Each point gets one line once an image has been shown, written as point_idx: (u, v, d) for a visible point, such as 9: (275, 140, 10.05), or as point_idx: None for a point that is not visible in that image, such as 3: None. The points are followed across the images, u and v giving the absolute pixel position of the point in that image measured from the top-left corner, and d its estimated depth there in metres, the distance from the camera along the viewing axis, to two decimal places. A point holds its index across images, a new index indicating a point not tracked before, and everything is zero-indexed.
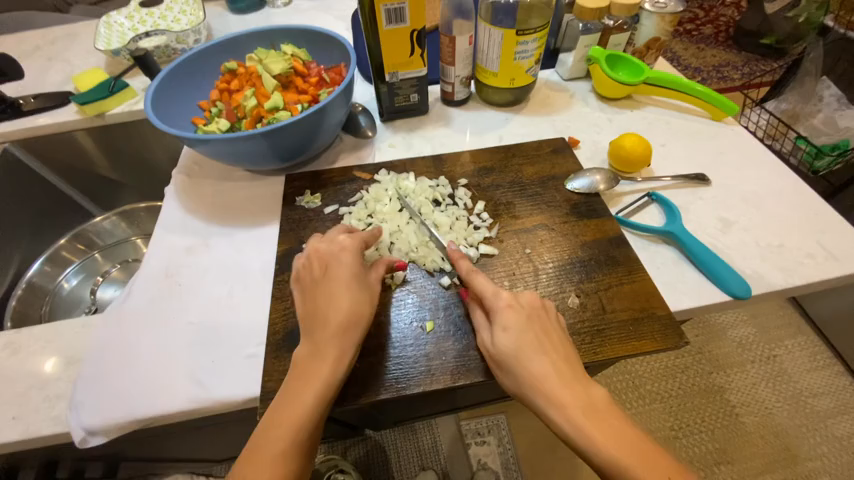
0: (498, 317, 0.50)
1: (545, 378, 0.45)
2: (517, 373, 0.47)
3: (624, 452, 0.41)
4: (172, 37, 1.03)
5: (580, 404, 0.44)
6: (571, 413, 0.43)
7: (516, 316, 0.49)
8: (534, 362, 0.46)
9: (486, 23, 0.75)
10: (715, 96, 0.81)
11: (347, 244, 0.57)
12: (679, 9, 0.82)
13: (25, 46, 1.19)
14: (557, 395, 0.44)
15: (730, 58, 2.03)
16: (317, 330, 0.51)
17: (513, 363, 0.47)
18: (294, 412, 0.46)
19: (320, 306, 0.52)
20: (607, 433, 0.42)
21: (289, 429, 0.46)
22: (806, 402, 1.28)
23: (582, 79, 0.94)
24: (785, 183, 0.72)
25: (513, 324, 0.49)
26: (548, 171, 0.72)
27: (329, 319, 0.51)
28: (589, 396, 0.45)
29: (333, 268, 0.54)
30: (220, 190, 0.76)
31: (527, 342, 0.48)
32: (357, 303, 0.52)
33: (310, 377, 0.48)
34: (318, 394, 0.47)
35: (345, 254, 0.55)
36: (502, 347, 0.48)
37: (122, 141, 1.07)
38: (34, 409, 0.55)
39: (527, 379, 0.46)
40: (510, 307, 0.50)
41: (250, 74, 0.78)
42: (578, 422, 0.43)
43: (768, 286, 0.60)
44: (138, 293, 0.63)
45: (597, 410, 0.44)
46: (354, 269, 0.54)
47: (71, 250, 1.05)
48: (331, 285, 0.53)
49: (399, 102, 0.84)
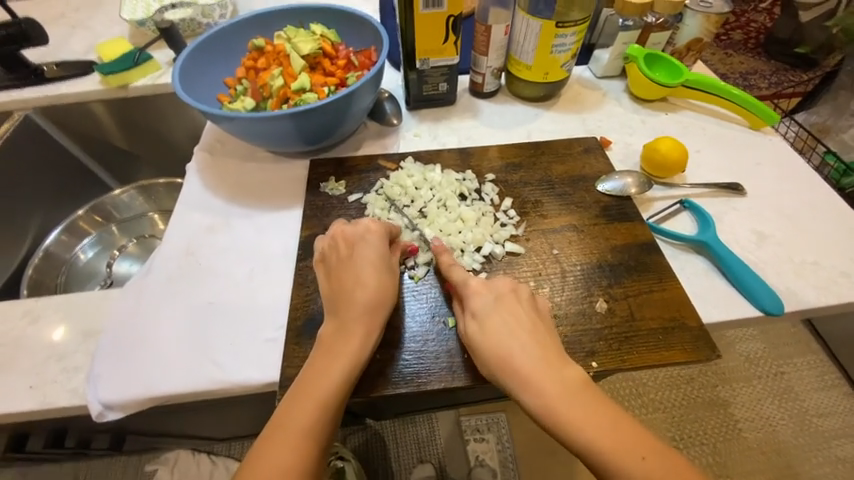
0: (468, 304, 0.51)
1: (513, 362, 0.46)
2: (485, 359, 0.47)
3: (591, 427, 0.42)
4: (198, 11, 1.01)
5: (546, 383, 0.44)
6: (538, 393, 0.44)
7: (485, 302, 0.50)
8: (502, 346, 0.47)
9: (523, 13, 0.72)
10: (755, 103, 0.78)
11: (373, 227, 0.56)
12: (725, 10, 0.79)
13: (49, 12, 1.18)
14: (525, 378, 0.45)
15: (759, 66, 1.98)
16: (343, 309, 0.51)
17: (482, 350, 0.48)
18: (319, 387, 0.46)
19: (346, 285, 0.52)
20: (575, 409, 0.43)
21: (314, 403, 0.45)
22: (811, 421, 1.26)
23: (616, 78, 0.91)
24: (824, 199, 0.69)
25: (482, 311, 0.49)
26: (578, 171, 0.70)
27: (356, 299, 0.51)
28: (560, 376, 0.45)
29: (360, 249, 0.54)
30: (242, 171, 0.75)
31: (494, 328, 0.48)
32: (383, 286, 0.53)
33: (337, 352, 0.48)
34: (346, 370, 0.47)
35: (372, 237, 0.55)
36: (472, 335, 0.49)
37: (143, 115, 1.06)
38: (52, 380, 0.55)
39: (495, 362, 0.46)
40: (479, 294, 0.51)
41: (277, 53, 0.76)
42: (547, 403, 0.43)
43: (801, 304, 0.57)
44: (158, 269, 0.62)
45: (566, 389, 0.44)
46: (380, 252, 0.55)
47: (88, 222, 1.03)
48: (358, 265, 0.53)
49: (427, 91, 0.82)
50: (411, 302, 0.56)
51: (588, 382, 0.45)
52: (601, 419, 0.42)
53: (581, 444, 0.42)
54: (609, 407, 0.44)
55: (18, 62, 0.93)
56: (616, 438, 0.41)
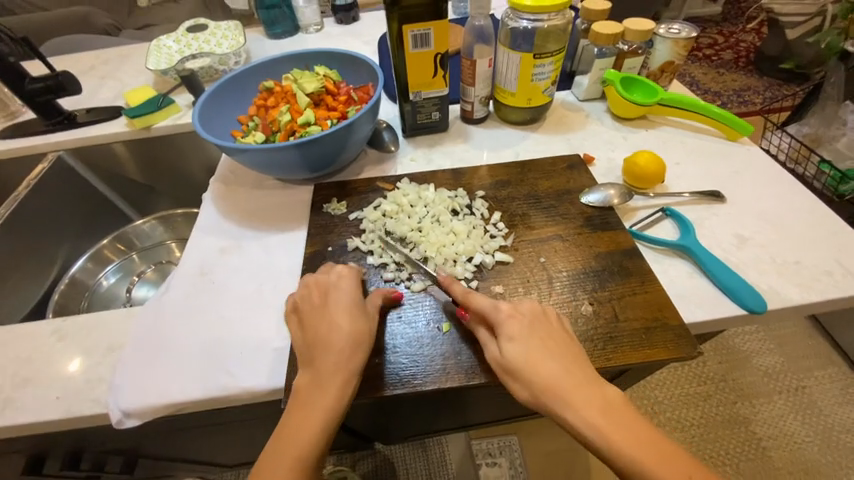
0: (503, 329, 0.51)
1: (557, 383, 0.47)
2: (529, 382, 0.48)
3: (641, 448, 0.43)
4: (216, 59, 1.13)
5: (592, 404, 0.46)
6: (585, 414, 0.45)
7: (521, 325, 0.51)
8: (546, 368, 0.48)
9: (505, 48, 0.80)
10: (728, 116, 0.83)
11: (345, 273, 0.60)
12: (692, 35, 0.86)
13: (83, 65, 1.32)
14: (572, 398, 0.46)
15: (750, 83, 2.06)
16: (319, 358, 0.52)
17: (524, 373, 0.48)
18: (300, 437, 0.48)
19: (321, 333, 0.54)
20: (624, 429, 0.44)
21: (294, 456, 0.48)
22: (838, 438, 1.22)
23: (598, 100, 0.97)
24: (802, 202, 0.73)
25: (519, 335, 0.50)
26: (564, 185, 0.75)
27: (331, 347, 0.52)
28: (602, 395, 0.47)
29: (332, 296, 0.57)
30: (253, 197, 0.82)
31: (534, 350, 0.49)
32: (358, 332, 0.54)
33: (310, 410, 0.49)
34: (319, 428, 0.49)
35: (344, 282, 0.59)
36: (513, 359, 0.49)
37: (163, 152, 1.15)
38: (76, 391, 0.59)
39: (539, 387, 0.47)
40: (511, 318, 0.52)
41: (285, 92, 0.85)
42: (595, 424, 0.45)
43: (783, 302, 0.60)
44: (175, 288, 0.68)
45: (611, 408, 0.46)
46: (352, 299, 0.56)
47: (112, 250, 1.11)
48: (331, 312, 0.55)
49: (421, 119, 0.89)
50: (408, 310, 0.59)
51: (626, 400, 0.47)
52: (646, 434, 0.44)
53: (632, 465, 0.43)
54: (646, 422, 0.46)
55: (54, 109, 1.04)
56: (662, 455, 0.43)
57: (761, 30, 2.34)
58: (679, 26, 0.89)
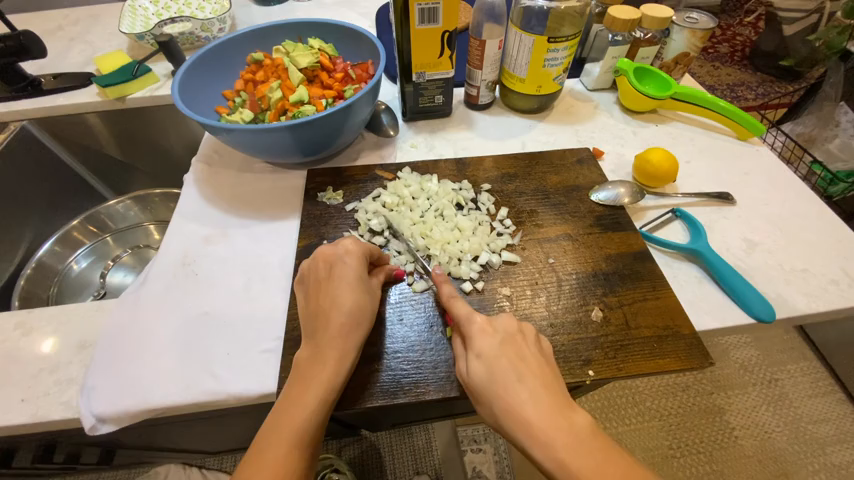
0: (472, 344, 0.48)
1: (520, 409, 0.43)
2: (492, 405, 0.44)
3: None
4: (197, 25, 1.03)
5: (558, 435, 0.41)
6: (548, 444, 0.41)
7: (491, 342, 0.47)
8: (511, 391, 0.44)
9: (517, 28, 0.75)
10: (742, 115, 0.81)
11: (353, 248, 0.55)
12: (710, 26, 0.82)
13: (47, 24, 1.19)
14: (535, 428, 0.42)
15: (745, 78, 2.04)
16: (319, 333, 0.50)
17: (487, 395, 0.45)
18: (298, 414, 0.45)
19: (322, 308, 0.51)
20: (593, 466, 0.40)
21: (289, 437, 0.44)
22: (805, 428, 1.27)
23: (607, 91, 0.93)
24: (810, 207, 0.71)
25: (487, 352, 0.46)
26: (572, 181, 0.71)
27: (331, 320, 0.50)
28: (570, 426, 0.42)
29: (338, 270, 0.53)
30: (240, 181, 0.76)
31: (501, 372, 0.45)
32: (360, 309, 0.51)
33: (309, 383, 0.47)
34: (317, 400, 0.46)
35: (351, 258, 0.54)
36: (478, 379, 0.46)
37: (140, 126, 1.06)
38: (44, 393, 0.54)
39: (501, 409, 0.43)
40: (483, 333, 0.48)
41: (276, 66, 0.78)
42: (558, 457, 0.40)
43: (792, 311, 0.58)
44: (155, 279, 0.62)
45: (580, 441, 0.41)
46: (359, 273, 0.53)
47: (82, 231, 1.02)
48: (335, 285, 0.52)
49: (423, 103, 0.83)
50: (410, 312, 0.56)
51: (600, 434, 0.42)
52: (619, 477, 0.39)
53: None
54: (620, 460, 0.40)
55: (16, 74, 0.94)
56: None
57: (758, 24, 2.31)
58: (697, 15, 0.85)
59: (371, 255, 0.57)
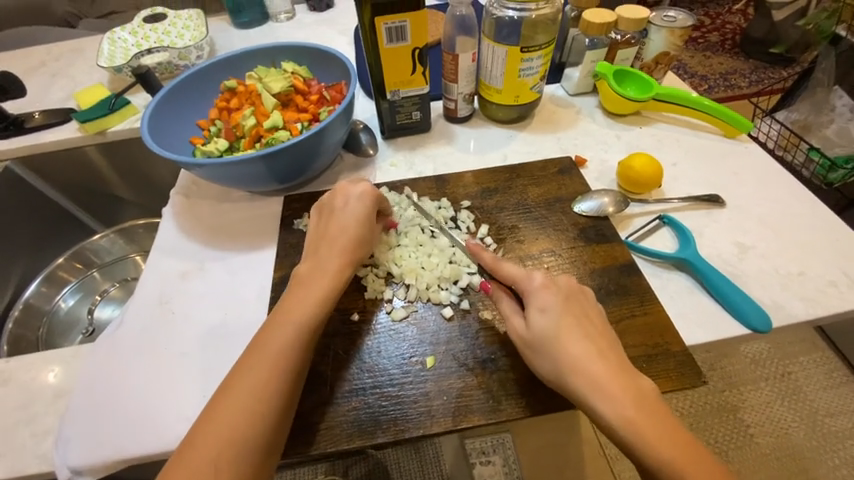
0: (535, 298, 0.48)
1: (588, 364, 0.44)
2: (556, 358, 0.45)
3: (669, 447, 0.40)
4: (175, 53, 1.02)
5: (626, 393, 0.43)
6: (615, 400, 0.42)
7: (554, 297, 0.48)
8: (575, 346, 0.45)
9: (490, 40, 0.74)
10: (727, 113, 0.79)
11: (369, 190, 0.60)
12: (688, 24, 0.80)
13: (31, 62, 1.20)
14: (601, 382, 0.43)
15: (736, 66, 2.01)
16: (322, 252, 0.55)
17: (552, 349, 0.46)
18: (273, 345, 0.47)
19: (332, 230, 0.57)
20: (655, 424, 0.41)
21: (268, 363, 0.46)
22: (822, 422, 1.23)
23: (589, 94, 0.91)
24: (803, 206, 0.69)
25: (551, 307, 0.48)
26: (554, 192, 0.69)
27: (337, 241, 0.55)
28: (635, 385, 0.43)
29: (351, 204, 0.58)
30: (218, 212, 0.75)
31: (566, 327, 0.46)
32: (361, 236, 0.57)
33: (252, 376, 0.46)
34: (259, 396, 0.45)
35: (366, 195, 0.59)
36: (539, 332, 0.47)
37: (124, 159, 1.06)
38: (19, 446, 0.53)
39: (566, 363, 0.44)
40: (547, 289, 0.49)
41: (249, 93, 0.78)
42: (626, 415, 0.41)
43: (789, 319, 0.56)
44: (131, 319, 0.61)
45: (644, 401, 0.43)
46: (368, 210, 0.58)
47: (67, 270, 1.03)
48: (343, 216, 0.57)
49: (401, 120, 0.82)
50: (388, 344, 0.54)
51: (660, 397, 0.44)
52: (677, 436, 0.41)
53: (660, 465, 0.40)
54: (677, 424, 0.42)
55: None
56: (685, 458, 0.40)
57: (746, 10, 2.29)
58: (675, 13, 0.84)
59: (380, 204, 0.61)
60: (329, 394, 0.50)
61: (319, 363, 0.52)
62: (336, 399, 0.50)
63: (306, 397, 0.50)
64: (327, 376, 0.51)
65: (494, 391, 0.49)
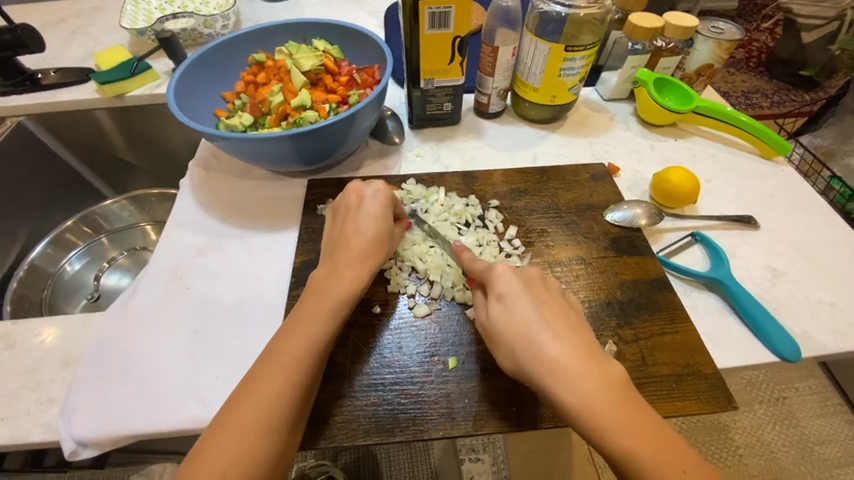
0: (495, 286, 0.47)
1: (547, 353, 0.42)
2: (515, 346, 0.43)
3: (633, 436, 0.38)
4: (200, 21, 0.99)
5: (589, 380, 0.40)
6: (574, 388, 0.40)
7: (516, 285, 0.47)
8: (535, 332, 0.43)
9: (532, 35, 0.71)
10: (768, 133, 0.76)
11: (382, 190, 0.57)
12: (738, 37, 0.77)
13: (49, 16, 1.16)
14: (561, 370, 0.41)
15: (761, 85, 1.98)
16: (338, 255, 0.53)
17: (511, 338, 0.44)
18: (292, 348, 0.45)
19: (346, 233, 0.54)
20: (619, 413, 0.39)
21: (287, 366, 0.44)
22: (813, 449, 1.23)
23: (624, 101, 0.89)
24: (839, 235, 0.67)
25: (511, 295, 0.46)
26: (585, 198, 0.68)
27: (352, 245, 0.53)
28: (599, 371, 0.41)
29: (365, 205, 0.55)
30: (238, 189, 0.72)
31: (524, 314, 0.44)
32: (378, 242, 0.54)
33: (279, 359, 0.44)
34: (287, 378, 0.43)
35: (379, 197, 0.56)
36: (499, 323, 0.45)
37: (141, 125, 1.04)
38: (24, 412, 0.51)
39: (524, 350, 0.43)
40: (507, 277, 0.47)
41: (278, 68, 0.75)
42: (586, 404, 0.40)
43: (819, 350, 0.55)
44: (145, 291, 0.60)
45: (609, 386, 0.41)
46: (385, 214, 0.55)
47: (76, 234, 1.00)
48: (360, 217, 0.55)
49: (431, 110, 0.79)
50: (410, 340, 0.52)
51: (628, 382, 0.42)
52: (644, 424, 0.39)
53: (623, 454, 0.38)
54: (645, 411, 0.40)
55: (13, 68, 0.90)
56: (652, 446, 0.38)
57: (775, 29, 2.25)
58: (724, 24, 0.81)
59: (395, 207, 0.58)
60: (347, 387, 0.49)
61: (338, 354, 0.51)
62: (354, 392, 0.48)
63: (323, 388, 0.48)
64: (346, 369, 0.50)
65: (515, 397, 0.48)
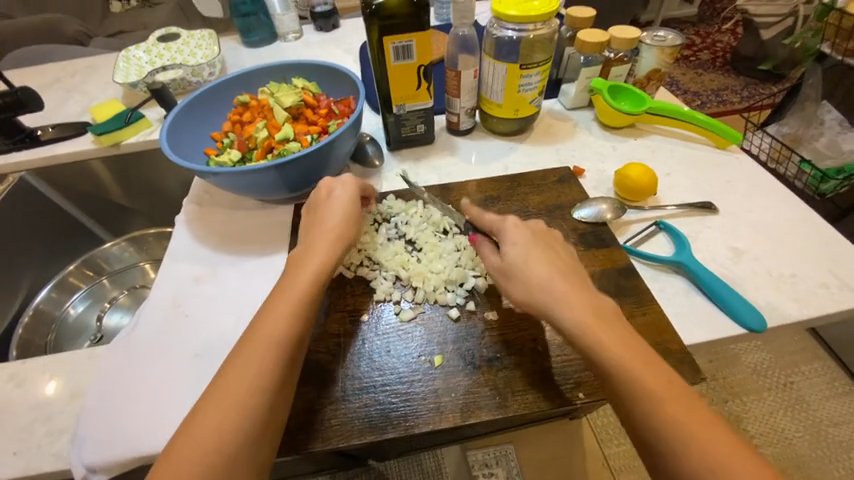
0: (506, 237, 0.54)
1: (549, 279, 0.48)
2: (524, 277, 0.50)
3: (624, 350, 0.43)
4: (188, 71, 1.07)
5: (586, 305, 0.46)
6: (573, 310, 0.46)
7: (523, 234, 0.54)
8: (538, 267, 0.50)
9: (490, 58, 0.78)
10: (718, 125, 0.82)
11: (349, 181, 0.64)
12: (678, 43, 0.85)
13: (46, 78, 1.24)
14: (560, 293, 0.47)
15: (728, 82, 2.08)
16: (313, 237, 0.57)
17: (520, 271, 0.50)
18: (269, 328, 0.48)
19: (319, 219, 0.59)
20: (610, 330, 0.45)
21: (265, 347, 0.47)
22: (827, 432, 1.23)
23: (585, 108, 0.96)
24: (794, 213, 0.72)
25: (520, 240, 0.53)
26: (555, 199, 0.73)
27: (325, 228, 0.57)
28: (592, 300, 0.47)
29: (335, 194, 0.61)
30: (229, 220, 0.77)
31: (532, 253, 0.51)
32: (347, 223, 0.59)
33: (258, 341, 0.48)
34: (265, 360, 0.46)
35: (346, 186, 0.63)
36: (510, 261, 0.52)
37: (136, 170, 1.09)
38: (35, 445, 0.54)
39: (530, 281, 0.49)
40: (516, 229, 0.55)
41: (261, 107, 0.81)
42: (584, 321, 0.45)
43: (782, 319, 0.58)
44: (147, 321, 0.63)
45: (605, 313, 0.46)
46: (352, 198, 0.61)
47: (79, 277, 1.04)
48: (331, 203, 0.60)
49: (406, 132, 0.85)
50: (397, 343, 0.56)
51: (620, 315, 0.48)
52: (666, 377, 0.42)
53: (615, 364, 0.43)
54: (633, 336, 0.45)
55: (14, 127, 0.97)
56: (640, 361, 0.43)
57: (736, 30, 2.39)
58: (663, 32, 0.88)
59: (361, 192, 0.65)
60: (340, 393, 0.52)
61: (331, 362, 0.54)
62: (347, 396, 0.51)
63: (318, 395, 0.51)
64: (339, 375, 0.53)
65: (499, 388, 0.51)
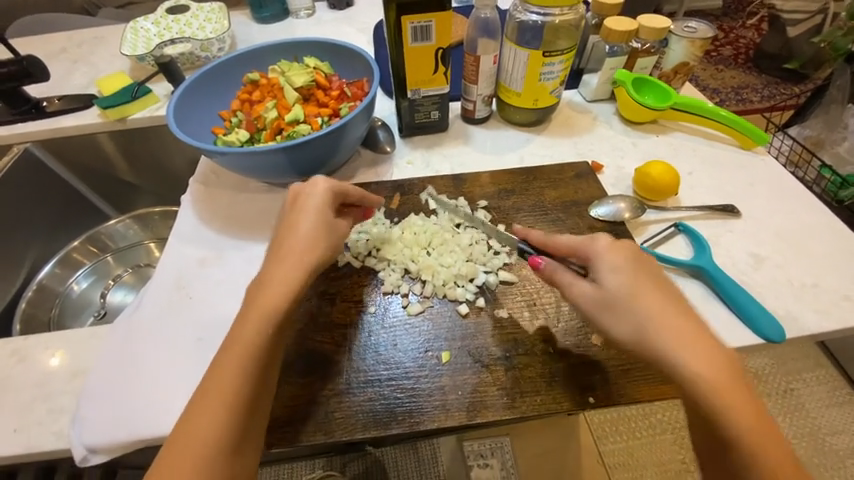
0: (603, 261, 0.46)
1: (663, 319, 0.41)
2: (636, 318, 0.42)
3: (749, 415, 0.38)
4: (197, 45, 1.04)
5: (708, 355, 0.39)
6: (696, 364, 0.39)
7: (624, 259, 0.46)
8: (650, 305, 0.42)
9: (512, 43, 0.75)
10: (745, 125, 0.79)
11: (320, 183, 0.55)
12: (709, 35, 0.81)
13: (53, 47, 1.21)
14: (681, 339, 0.40)
15: (750, 80, 2.01)
16: (283, 249, 0.51)
17: (628, 307, 0.43)
18: (244, 335, 0.45)
19: (288, 228, 0.52)
20: (730, 389, 0.39)
21: (240, 353, 0.44)
22: (824, 440, 1.22)
23: (606, 101, 0.92)
24: (819, 220, 0.69)
25: (623, 268, 0.45)
26: (570, 195, 0.70)
27: (294, 240, 0.51)
28: (714, 350, 0.40)
29: (304, 200, 0.54)
30: (236, 202, 0.75)
31: (640, 286, 0.44)
32: (317, 232, 0.52)
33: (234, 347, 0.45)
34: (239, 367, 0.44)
35: (317, 189, 0.54)
36: (611, 293, 0.44)
37: (142, 146, 1.08)
38: (37, 422, 0.54)
39: (642, 320, 0.42)
40: (614, 253, 0.47)
41: (272, 86, 0.79)
42: (707, 377, 0.39)
43: (803, 330, 0.56)
44: (150, 303, 0.62)
45: (729, 367, 0.40)
46: (324, 203, 0.54)
47: (83, 253, 1.04)
48: (302, 211, 0.53)
49: (419, 119, 0.83)
50: (404, 337, 0.54)
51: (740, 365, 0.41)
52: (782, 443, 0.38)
53: (738, 430, 0.37)
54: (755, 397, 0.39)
55: (19, 98, 0.95)
56: (763, 427, 0.38)
57: (761, 26, 2.30)
58: (695, 23, 0.84)
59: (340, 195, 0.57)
60: (343, 385, 0.51)
61: (336, 353, 0.53)
62: (352, 388, 0.50)
63: (321, 385, 0.51)
64: (343, 367, 0.52)
65: (506, 388, 0.50)
